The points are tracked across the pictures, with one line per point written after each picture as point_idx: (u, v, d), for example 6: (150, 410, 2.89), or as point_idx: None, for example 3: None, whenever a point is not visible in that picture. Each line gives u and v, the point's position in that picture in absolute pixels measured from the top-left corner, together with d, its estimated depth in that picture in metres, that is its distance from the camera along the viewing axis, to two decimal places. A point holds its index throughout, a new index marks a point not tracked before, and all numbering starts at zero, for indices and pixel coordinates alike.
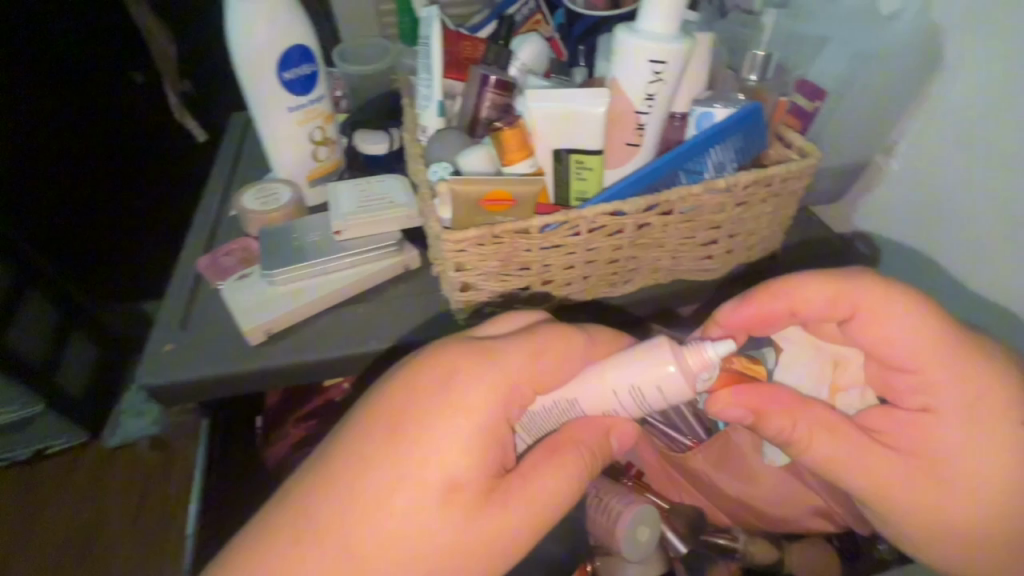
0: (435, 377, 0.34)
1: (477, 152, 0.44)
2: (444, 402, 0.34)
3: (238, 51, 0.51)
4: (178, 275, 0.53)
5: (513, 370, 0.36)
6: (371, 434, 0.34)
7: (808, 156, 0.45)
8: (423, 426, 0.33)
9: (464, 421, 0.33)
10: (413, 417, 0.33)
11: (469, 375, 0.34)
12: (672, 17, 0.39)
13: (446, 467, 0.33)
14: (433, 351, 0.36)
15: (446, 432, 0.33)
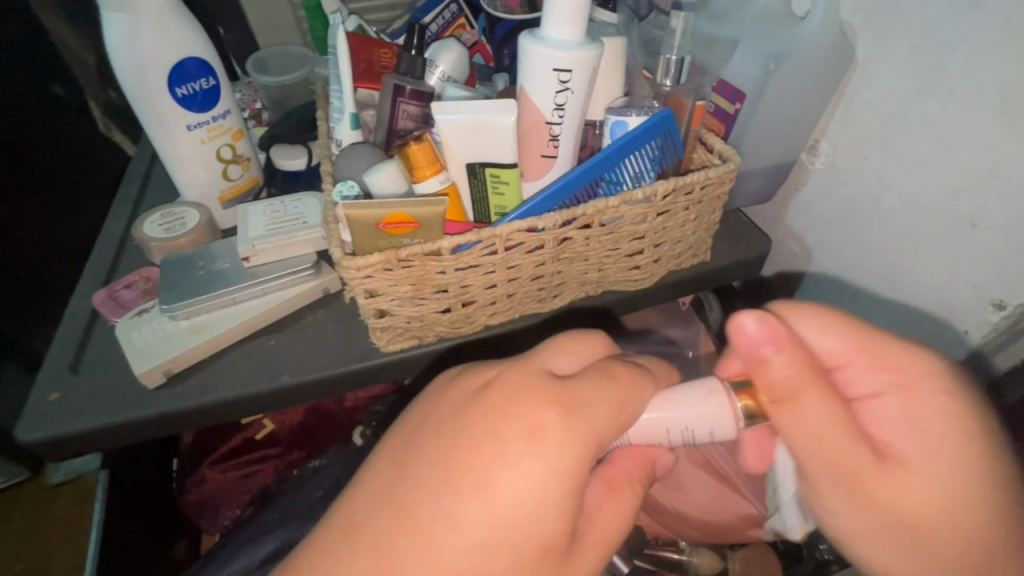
0: (517, 434, 0.29)
1: (383, 170, 0.41)
2: (529, 469, 0.28)
3: (123, 68, 0.46)
4: (72, 312, 0.49)
5: (600, 425, 0.30)
6: (442, 499, 0.28)
7: (729, 161, 0.44)
8: (502, 482, 0.28)
9: (546, 492, 0.28)
10: (494, 469, 0.28)
11: (555, 435, 0.29)
12: (575, 24, 0.37)
13: (535, 526, 0.28)
14: (505, 396, 0.30)
15: (534, 491, 0.28)
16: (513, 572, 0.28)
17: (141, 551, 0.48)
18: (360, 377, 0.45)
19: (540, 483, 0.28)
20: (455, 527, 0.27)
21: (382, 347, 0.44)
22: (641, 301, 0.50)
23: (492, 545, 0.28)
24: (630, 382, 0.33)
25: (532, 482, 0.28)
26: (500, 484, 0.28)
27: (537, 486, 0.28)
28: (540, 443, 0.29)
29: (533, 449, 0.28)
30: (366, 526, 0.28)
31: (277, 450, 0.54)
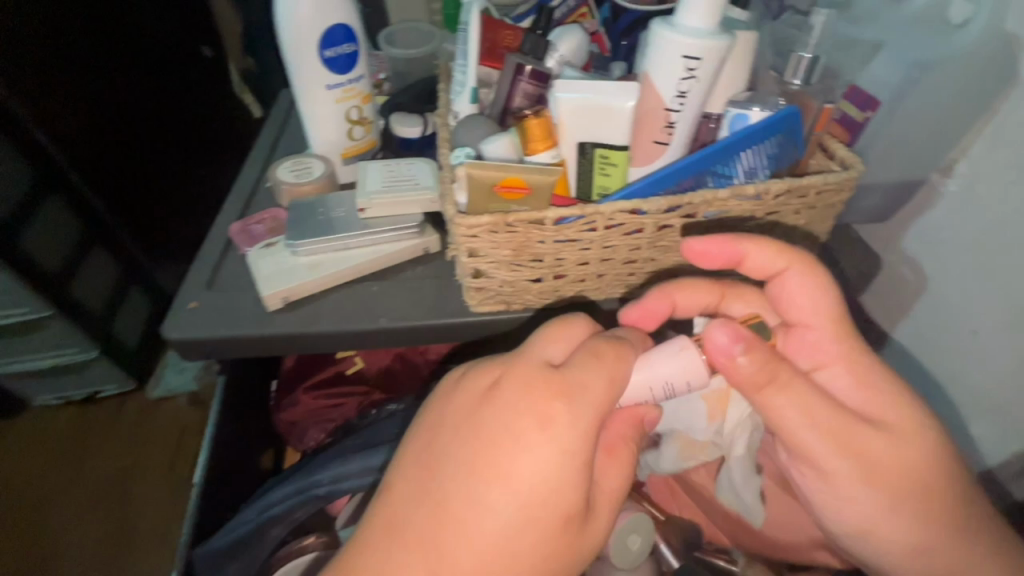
0: (526, 422, 0.30)
1: (500, 140, 0.44)
2: (540, 448, 0.30)
3: (285, 28, 0.52)
4: (212, 237, 0.56)
5: (599, 405, 0.32)
6: (464, 487, 0.29)
7: (851, 168, 0.42)
8: (519, 459, 0.29)
9: (556, 467, 0.30)
10: (509, 446, 0.30)
11: (560, 419, 0.30)
12: (712, 12, 0.37)
13: (549, 495, 0.30)
14: (512, 389, 0.31)
15: (546, 464, 0.29)
16: (545, 536, 0.30)
17: (237, 453, 0.55)
18: (448, 332, 0.48)
19: (555, 463, 0.30)
20: (484, 511, 0.29)
21: (472, 307, 0.47)
22: None
23: (523, 520, 0.29)
24: (619, 346, 0.34)
25: (545, 461, 0.29)
26: (514, 467, 0.29)
27: (549, 467, 0.30)
28: (546, 426, 0.30)
29: (541, 433, 0.30)
30: (392, 504, 0.31)
31: (362, 388, 0.58)
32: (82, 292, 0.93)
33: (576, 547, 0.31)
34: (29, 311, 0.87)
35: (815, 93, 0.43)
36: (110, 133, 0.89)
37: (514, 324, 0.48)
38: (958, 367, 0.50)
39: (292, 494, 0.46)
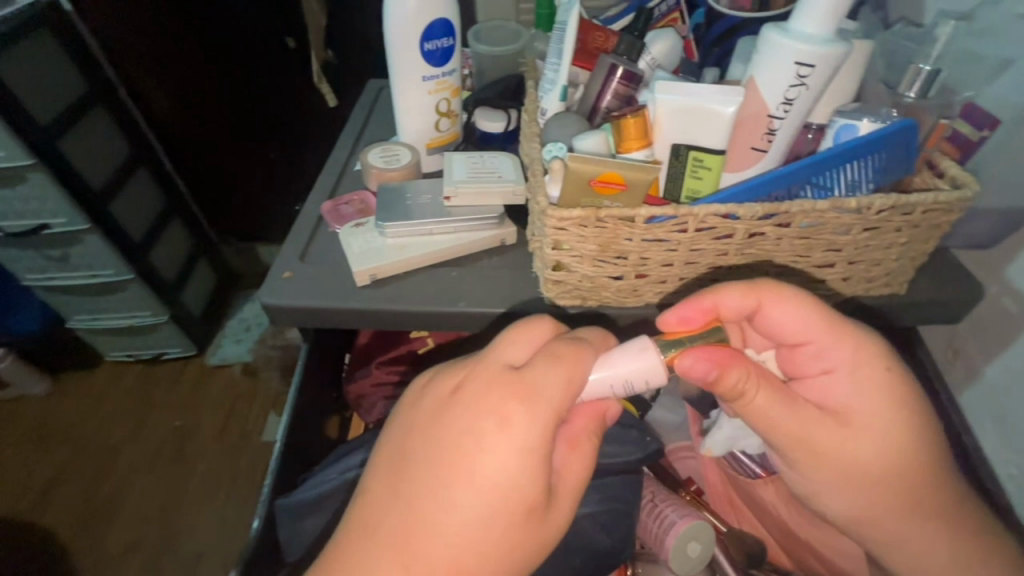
0: (487, 424, 0.33)
1: (594, 137, 0.44)
2: (502, 448, 0.32)
3: (391, 21, 0.55)
4: (304, 214, 0.59)
5: (556, 402, 0.34)
6: (435, 485, 0.33)
7: (963, 188, 0.40)
8: (483, 457, 0.32)
9: (517, 463, 0.32)
10: (475, 446, 0.33)
11: (519, 419, 0.33)
12: (830, 20, 0.37)
13: (511, 488, 0.33)
14: (478, 393, 0.34)
15: (507, 461, 0.32)
16: (509, 526, 0.33)
17: (309, 419, 0.58)
18: (523, 322, 0.50)
19: (513, 461, 0.32)
20: (452, 507, 0.32)
21: (548, 300, 0.48)
22: None
23: (491, 512, 0.32)
24: (580, 346, 0.37)
25: (505, 459, 0.32)
26: (478, 465, 0.32)
27: (511, 465, 0.32)
28: (506, 427, 0.33)
29: (500, 432, 0.33)
30: (372, 496, 0.34)
31: (429, 369, 0.60)
32: (158, 262, 1.24)
33: (542, 532, 0.34)
34: (115, 272, 1.14)
35: (931, 108, 0.41)
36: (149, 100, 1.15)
37: (588, 319, 0.49)
38: None
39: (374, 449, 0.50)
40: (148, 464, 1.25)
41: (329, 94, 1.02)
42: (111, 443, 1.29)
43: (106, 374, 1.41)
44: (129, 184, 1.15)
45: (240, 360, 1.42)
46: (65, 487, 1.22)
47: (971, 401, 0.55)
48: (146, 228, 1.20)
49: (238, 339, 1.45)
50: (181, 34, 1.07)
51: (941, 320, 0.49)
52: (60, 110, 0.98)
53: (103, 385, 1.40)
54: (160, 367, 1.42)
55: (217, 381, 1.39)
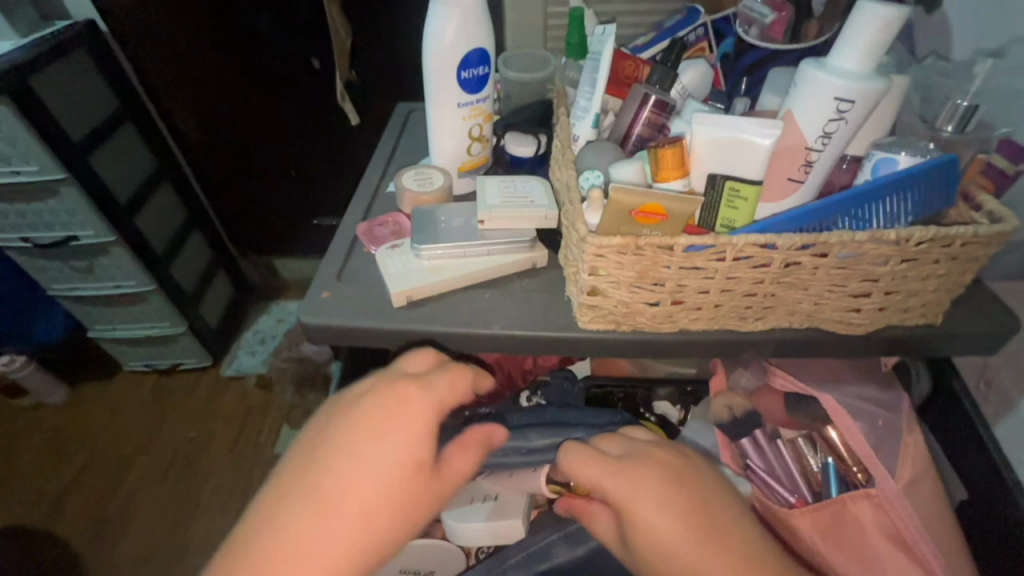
0: (386, 402, 0.39)
1: (631, 166, 0.45)
2: (387, 443, 0.37)
3: (429, 50, 0.57)
4: (340, 234, 0.61)
5: (443, 398, 0.41)
6: (342, 450, 0.36)
7: (1002, 222, 0.40)
8: (383, 424, 0.38)
9: (407, 431, 0.38)
10: (373, 417, 0.38)
11: (414, 399, 0.39)
12: (871, 57, 0.38)
13: (409, 449, 0.37)
14: (380, 402, 0.39)
15: (404, 432, 0.38)
16: (406, 496, 0.37)
17: None
18: (556, 344, 0.50)
19: (408, 433, 0.38)
20: (360, 467, 0.36)
21: (582, 324, 0.49)
22: (847, 347, 0.48)
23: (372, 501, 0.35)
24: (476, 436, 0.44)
25: (401, 431, 0.38)
26: (382, 435, 0.37)
27: (404, 431, 0.38)
28: (379, 427, 0.38)
29: (399, 403, 0.39)
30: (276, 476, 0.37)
31: None
32: (178, 274, 1.27)
33: (431, 496, 0.38)
34: (138, 284, 1.18)
35: (969, 143, 0.42)
36: (173, 114, 1.18)
37: (621, 343, 0.49)
38: None
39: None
40: (163, 473, 1.26)
41: (351, 113, 1.01)
42: (127, 453, 1.30)
43: (124, 383, 1.43)
44: (152, 200, 1.19)
45: (257, 371, 1.43)
46: (81, 496, 1.23)
47: (1006, 434, 0.54)
48: (168, 242, 1.23)
49: (254, 350, 1.47)
50: (212, 61, 1.10)
51: (977, 351, 0.48)
52: (94, 124, 1.04)
53: (121, 394, 1.41)
54: (179, 376, 1.44)
55: (234, 391, 1.41)
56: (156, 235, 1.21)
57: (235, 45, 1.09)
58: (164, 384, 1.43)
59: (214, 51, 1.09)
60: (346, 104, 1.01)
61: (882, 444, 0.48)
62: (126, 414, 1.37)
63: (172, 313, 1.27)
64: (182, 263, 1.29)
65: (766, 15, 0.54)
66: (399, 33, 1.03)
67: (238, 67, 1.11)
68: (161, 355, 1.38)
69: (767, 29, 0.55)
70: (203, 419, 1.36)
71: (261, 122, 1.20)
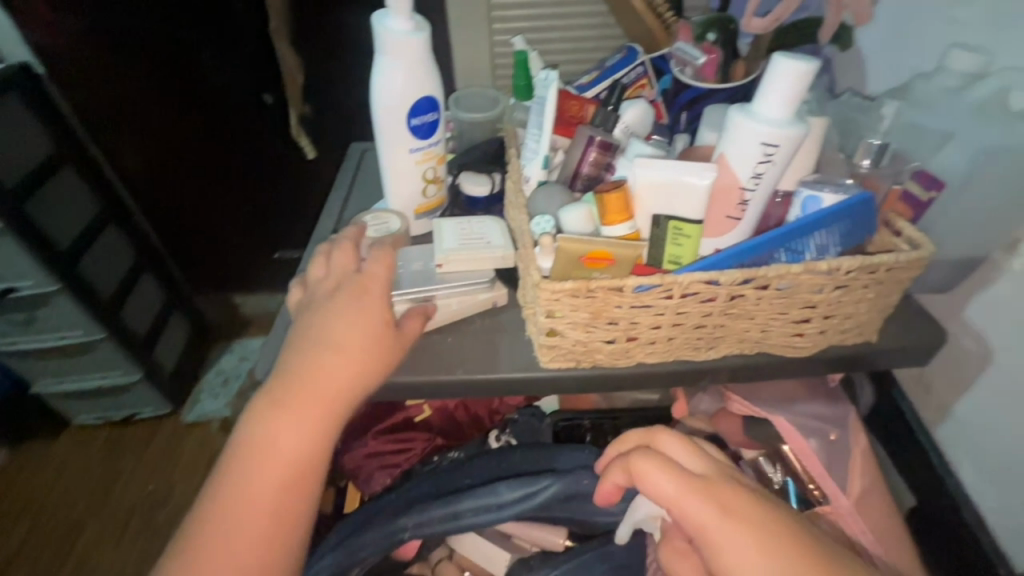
0: (349, 289, 0.47)
1: (579, 211, 0.47)
2: (350, 316, 0.45)
3: (378, 99, 0.57)
4: (296, 285, 0.60)
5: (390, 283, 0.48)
6: (315, 331, 0.45)
7: (920, 248, 0.43)
8: (346, 304, 0.46)
9: (365, 309, 0.46)
10: (338, 300, 0.47)
11: (374, 283, 0.48)
12: (790, 104, 0.41)
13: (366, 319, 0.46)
14: (342, 294, 0.47)
15: (362, 306, 0.46)
16: (370, 361, 0.45)
17: None
18: (519, 385, 0.51)
19: (366, 307, 0.46)
20: (330, 335, 0.45)
21: (544, 364, 0.49)
22: (795, 368, 0.50)
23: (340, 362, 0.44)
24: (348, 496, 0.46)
25: (358, 308, 0.46)
26: (346, 308, 0.46)
27: (361, 310, 0.46)
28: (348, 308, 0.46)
29: (358, 291, 0.47)
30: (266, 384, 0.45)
31: (427, 434, 0.62)
32: (128, 319, 1.21)
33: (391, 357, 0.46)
34: (84, 333, 1.12)
35: (885, 176, 0.45)
36: (120, 155, 1.14)
37: (583, 381, 0.50)
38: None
39: (381, 538, 0.49)
40: (119, 534, 1.19)
41: (307, 148, 1.00)
42: (78, 515, 1.22)
43: (74, 439, 1.35)
44: (96, 243, 1.13)
45: (220, 415, 1.37)
46: (29, 566, 1.15)
47: (945, 436, 0.58)
48: (116, 287, 1.17)
49: (215, 394, 1.41)
50: (159, 103, 1.09)
51: (912, 363, 0.52)
52: (28, 171, 0.99)
53: (70, 451, 1.33)
54: (133, 428, 1.36)
55: (195, 438, 1.34)
56: (102, 283, 1.14)
57: (181, 86, 1.07)
58: (118, 437, 1.35)
59: (159, 93, 1.08)
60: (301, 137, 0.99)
61: (833, 461, 0.52)
62: (75, 472, 1.29)
63: (124, 362, 1.21)
64: (132, 309, 1.22)
65: (698, 57, 0.56)
66: (351, 70, 1.04)
67: (185, 106, 1.10)
68: (113, 406, 1.31)
69: (700, 69, 0.57)
70: (162, 471, 1.29)
71: (214, 160, 1.18)
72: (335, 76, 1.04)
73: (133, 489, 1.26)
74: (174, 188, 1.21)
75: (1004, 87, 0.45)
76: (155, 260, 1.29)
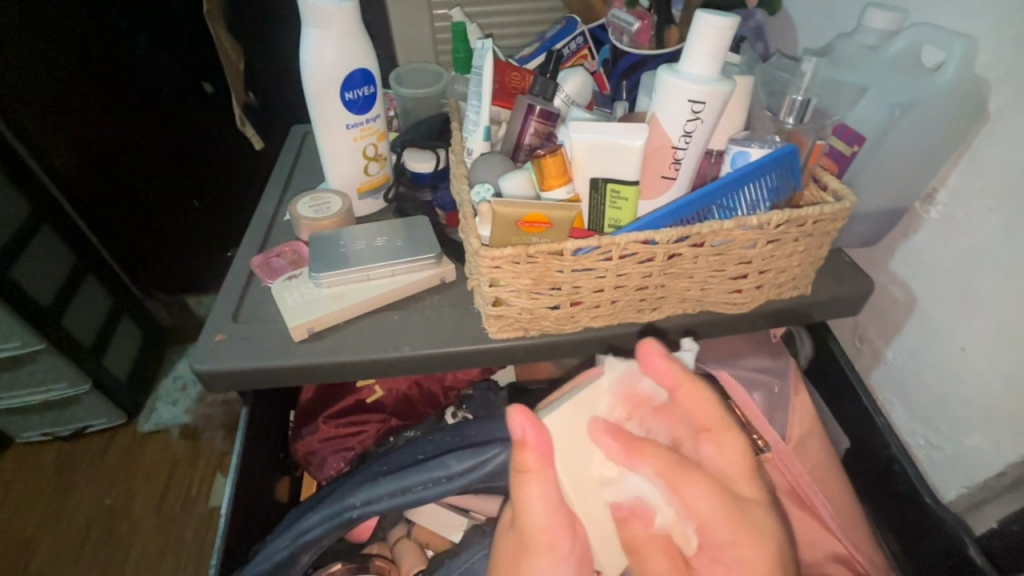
0: (546, 488, 0.39)
1: (518, 177, 0.47)
2: (534, 500, 0.39)
3: (307, 73, 0.55)
4: (234, 271, 0.57)
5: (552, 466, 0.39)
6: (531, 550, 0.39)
7: (843, 199, 0.45)
8: (535, 522, 0.39)
9: (552, 508, 0.39)
10: (540, 523, 0.39)
11: (546, 466, 0.39)
12: (714, 61, 0.41)
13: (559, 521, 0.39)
14: (551, 503, 0.39)
15: (543, 505, 0.39)
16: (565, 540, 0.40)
17: (255, 480, 0.56)
18: (471, 357, 0.50)
19: (550, 504, 0.39)
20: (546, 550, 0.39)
21: (492, 334, 0.49)
22: (736, 325, 0.52)
23: (561, 534, 0.39)
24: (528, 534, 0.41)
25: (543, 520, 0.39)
26: (540, 513, 0.39)
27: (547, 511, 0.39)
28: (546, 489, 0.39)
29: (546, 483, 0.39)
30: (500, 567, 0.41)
31: (380, 415, 0.63)
32: (71, 327, 1.13)
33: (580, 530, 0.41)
34: (22, 344, 1.05)
35: (808, 131, 0.47)
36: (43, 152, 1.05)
37: (532, 350, 0.50)
38: (947, 384, 0.53)
39: (328, 517, 0.47)
40: (75, 551, 1.13)
41: (252, 138, 0.94)
42: (27, 534, 1.15)
43: (19, 456, 1.27)
44: (34, 245, 1.06)
45: (179, 422, 1.31)
46: None
47: (880, 383, 0.61)
48: (57, 291, 1.10)
49: (172, 400, 1.35)
50: (92, 94, 1.01)
51: (845, 313, 0.54)
52: None
53: (16, 469, 1.25)
54: (84, 440, 1.30)
55: (152, 445, 1.29)
56: (40, 290, 1.06)
57: (112, 73, 1.00)
58: (67, 450, 1.28)
59: (90, 83, 1.00)
60: (246, 128, 0.94)
61: (774, 413, 0.54)
62: (21, 490, 1.22)
63: (67, 374, 1.14)
64: (75, 317, 1.14)
65: (632, 24, 0.58)
66: (291, 52, 0.99)
67: (120, 95, 1.02)
68: (59, 419, 1.24)
69: (635, 36, 0.58)
70: (119, 482, 1.23)
71: (151, 152, 1.11)
72: (275, 59, 1.00)
73: (87, 501, 1.20)
74: (114, 185, 1.13)
75: (918, 42, 0.47)
76: (99, 262, 1.22)
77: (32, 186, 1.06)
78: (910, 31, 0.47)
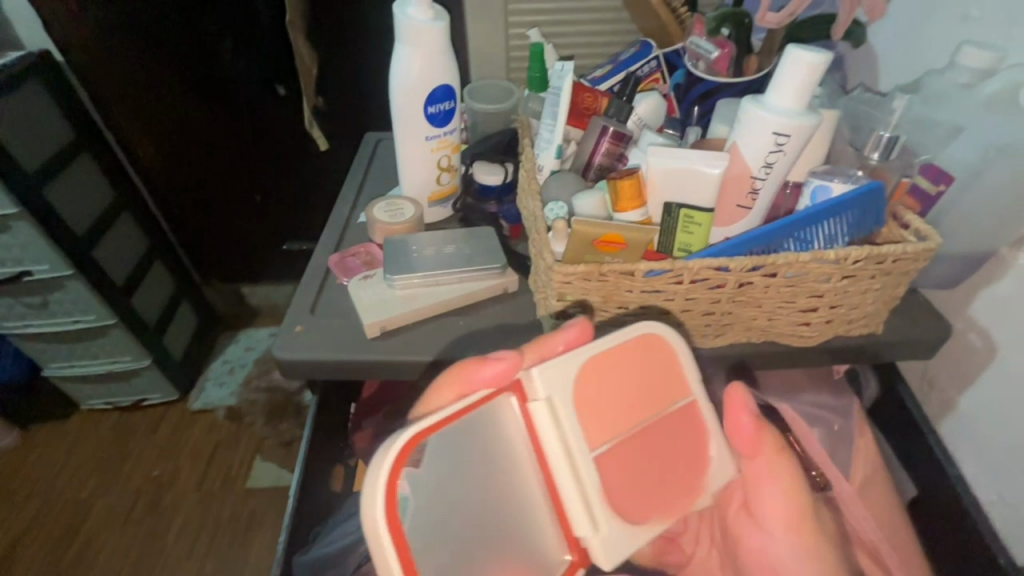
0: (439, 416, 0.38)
1: (592, 197, 0.48)
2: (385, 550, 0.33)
3: (395, 85, 0.59)
4: (311, 266, 0.61)
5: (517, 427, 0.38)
6: None
7: (926, 240, 0.44)
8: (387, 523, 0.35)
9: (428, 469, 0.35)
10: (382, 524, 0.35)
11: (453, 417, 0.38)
12: (803, 96, 0.42)
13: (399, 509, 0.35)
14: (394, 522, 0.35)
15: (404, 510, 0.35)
16: None
17: (318, 465, 0.59)
18: None
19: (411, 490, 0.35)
20: None
21: None
22: (802, 359, 0.51)
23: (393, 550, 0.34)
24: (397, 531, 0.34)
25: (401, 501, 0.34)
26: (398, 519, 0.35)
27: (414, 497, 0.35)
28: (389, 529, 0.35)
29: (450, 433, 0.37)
30: None
31: None
32: (139, 304, 1.22)
33: None
34: (97, 317, 1.13)
35: (894, 168, 0.47)
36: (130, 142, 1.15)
37: None
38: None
39: None
40: (125, 516, 1.20)
41: (319, 139, 0.99)
42: (83, 499, 1.23)
43: (82, 423, 1.37)
44: (114, 229, 1.15)
45: (226, 403, 1.38)
46: (37, 544, 1.17)
47: (948, 432, 0.59)
48: (129, 273, 1.19)
49: (222, 381, 1.42)
50: (177, 91, 1.09)
51: (917, 357, 0.52)
52: (49, 157, 1.00)
53: (80, 433, 1.35)
54: (141, 411, 1.39)
55: (202, 422, 1.36)
56: (115, 271, 1.15)
57: (198, 73, 1.08)
58: (126, 419, 1.37)
59: (177, 82, 1.08)
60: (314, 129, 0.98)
61: (836, 450, 0.55)
62: (82, 453, 1.31)
63: (134, 349, 1.22)
64: (143, 297, 1.23)
65: (712, 52, 0.57)
66: (367, 61, 1.05)
67: (202, 93, 1.10)
68: (122, 390, 1.33)
69: (713, 63, 0.57)
70: (170, 454, 1.30)
71: (224, 147, 1.18)
72: (352, 69, 1.05)
73: (141, 469, 1.28)
74: (186, 174, 1.21)
75: (1017, 83, 0.45)
76: (165, 246, 1.31)
77: (113, 173, 1.16)
78: (1009, 72, 0.46)
